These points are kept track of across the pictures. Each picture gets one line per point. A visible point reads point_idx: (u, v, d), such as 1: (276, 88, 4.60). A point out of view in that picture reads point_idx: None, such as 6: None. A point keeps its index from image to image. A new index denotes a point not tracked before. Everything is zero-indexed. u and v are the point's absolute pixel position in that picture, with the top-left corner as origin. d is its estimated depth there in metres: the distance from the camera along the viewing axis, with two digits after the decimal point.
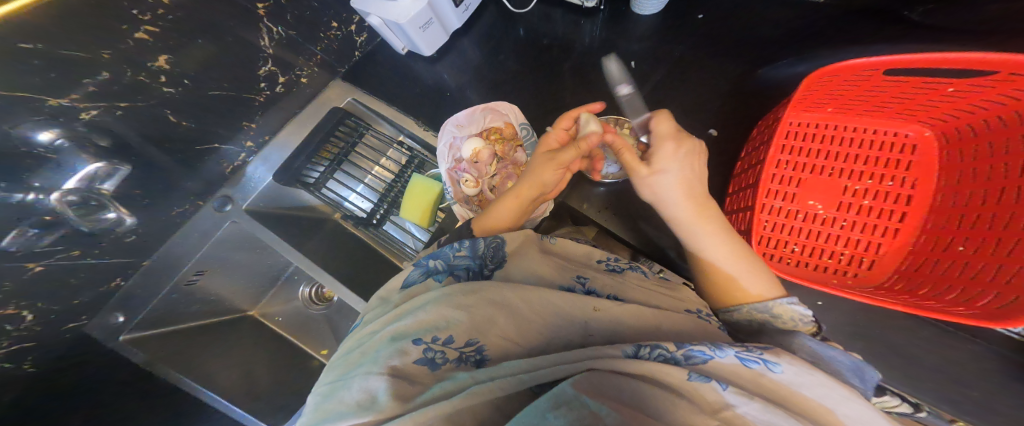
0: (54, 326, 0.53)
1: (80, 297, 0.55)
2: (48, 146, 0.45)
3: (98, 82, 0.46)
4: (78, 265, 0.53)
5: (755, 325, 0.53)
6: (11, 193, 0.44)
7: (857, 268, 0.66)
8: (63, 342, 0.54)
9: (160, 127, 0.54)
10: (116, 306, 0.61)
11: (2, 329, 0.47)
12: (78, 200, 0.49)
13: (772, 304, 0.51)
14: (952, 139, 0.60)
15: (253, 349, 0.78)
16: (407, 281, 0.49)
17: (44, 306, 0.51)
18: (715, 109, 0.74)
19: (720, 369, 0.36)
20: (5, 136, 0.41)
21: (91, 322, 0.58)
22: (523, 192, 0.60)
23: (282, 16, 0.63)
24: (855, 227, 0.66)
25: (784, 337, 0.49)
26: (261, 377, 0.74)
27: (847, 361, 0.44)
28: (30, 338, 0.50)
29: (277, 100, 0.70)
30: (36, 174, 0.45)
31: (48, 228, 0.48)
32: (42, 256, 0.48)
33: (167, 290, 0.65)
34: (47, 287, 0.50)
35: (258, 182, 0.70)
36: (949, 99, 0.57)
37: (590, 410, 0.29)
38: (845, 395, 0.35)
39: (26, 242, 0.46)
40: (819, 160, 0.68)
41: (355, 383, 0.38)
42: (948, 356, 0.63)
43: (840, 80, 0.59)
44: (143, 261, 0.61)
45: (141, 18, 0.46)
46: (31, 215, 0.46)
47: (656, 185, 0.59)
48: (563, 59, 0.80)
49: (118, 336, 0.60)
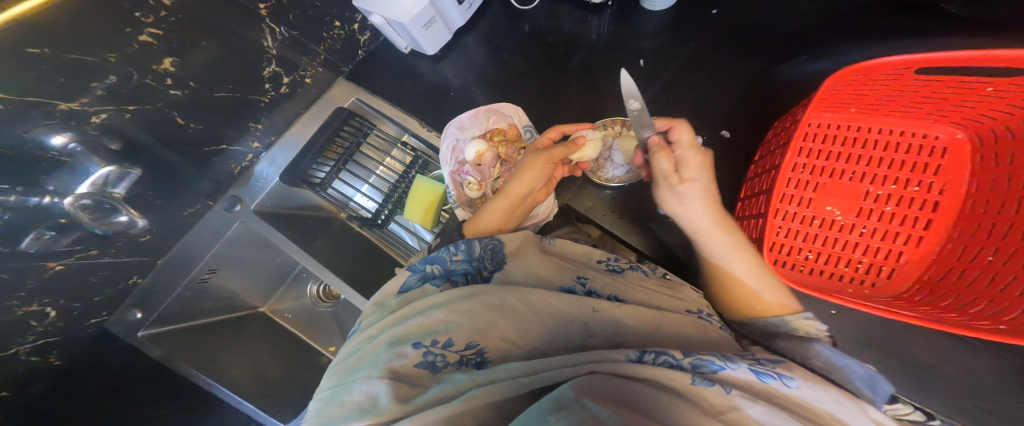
0: (77, 321, 0.54)
1: (99, 295, 0.56)
2: (61, 150, 0.44)
3: (106, 86, 0.44)
4: (94, 264, 0.53)
5: (771, 330, 0.52)
6: (28, 196, 0.43)
7: (875, 277, 0.63)
8: (86, 337, 0.56)
9: (167, 130, 0.53)
10: (134, 303, 0.61)
11: (28, 325, 0.48)
12: (92, 203, 0.48)
13: (791, 318, 0.50)
14: (986, 142, 0.56)
15: (264, 344, 0.79)
16: (403, 287, 0.48)
17: (65, 304, 0.51)
18: (724, 110, 0.72)
19: (729, 379, 0.34)
20: (20, 141, 0.40)
21: (111, 318, 0.59)
22: (512, 190, 0.59)
23: (284, 16, 0.61)
24: (876, 234, 0.63)
25: (800, 347, 0.49)
26: (272, 373, 0.75)
27: (859, 371, 0.44)
28: (54, 334, 0.51)
29: (282, 101, 0.69)
30: (51, 177, 0.44)
31: (64, 231, 0.47)
32: (61, 256, 0.48)
33: (180, 288, 0.65)
34: (66, 285, 0.51)
35: (266, 182, 0.69)
36: (984, 100, 0.54)
37: (590, 412, 0.28)
38: (855, 410, 0.33)
39: (45, 244, 0.46)
40: (838, 164, 0.65)
41: (356, 387, 0.37)
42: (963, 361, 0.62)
43: (863, 79, 0.56)
44: (157, 260, 0.62)
45: (144, 20, 0.44)
46: (46, 219, 0.45)
47: (688, 195, 0.54)
48: (570, 57, 0.79)
49: (136, 332, 0.62)
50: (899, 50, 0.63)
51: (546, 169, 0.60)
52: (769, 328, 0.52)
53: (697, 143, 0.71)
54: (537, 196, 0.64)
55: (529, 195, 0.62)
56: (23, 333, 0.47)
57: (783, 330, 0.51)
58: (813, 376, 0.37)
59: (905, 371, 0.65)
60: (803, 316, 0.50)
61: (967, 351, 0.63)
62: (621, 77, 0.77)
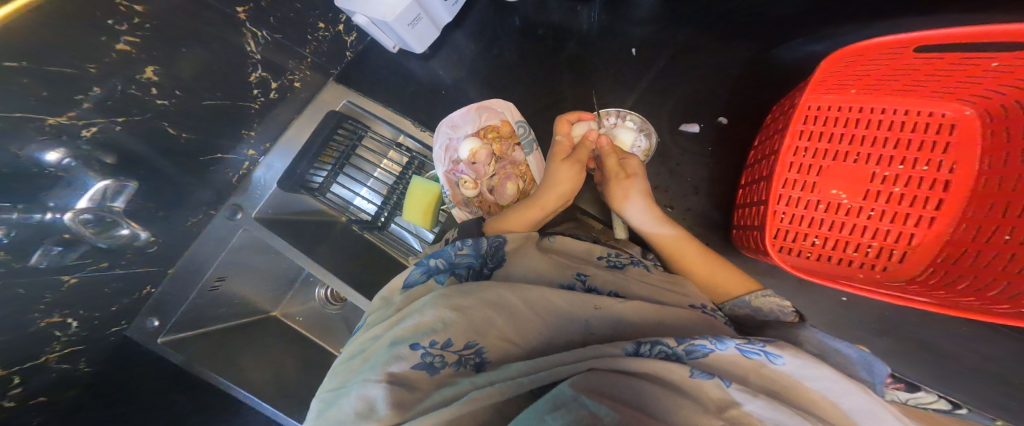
0: (99, 330, 0.53)
1: (117, 305, 0.55)
2: (57, 165, 0.41)
3: (92, 98, 0.42)
4: (107, 276, 0.52)
5: (758, 319, 0.51)
6: (29, 213, 0.41)
7: (886, 261, 0.61)
8: (109, 345, 0.55)
9: (162, 141, 0.51)
10: (150, 311, 0.60)
11: (52, 335, 0.47)
12: (94, 218, 0.46)
13: (753, 297, 0.51)
14: (996, 117, 0.54)
15: (280, 349, 0.77)
16: (408, 281, 0.47)
17: (85, 314, 0.51)
18: (720, 96, 0.71)
19: (723, 364, 0.34)
20: (15, 160, 0.38)
21: (131, 325, 0.59)
22: (548, 202, 0.60)
23: (266, 19, 0.60)
24: (885, 217, 0.61)
25: (790, 331, 0.47)
26: (290, 370, 0.73)
27: (853, 354, 0.42)
28: (79, 342, 0.50)
29: (273, 106, 0.67)
30: (49, 194, 0.42)
31: (70, 246, 0.45)
32: (75, 269, 0.47)
33: (195, 295, 0.64)
34: (82, 298, 0.49)
35: (265, 188, 0.67)
36: (992, 74, 0.51)
37: (588, 411, 0.27)
38: (849, 389, 0.32)
39: (54, 259, 0.44)
40: (842, 146, 0.63)
41: (355, 390, 0.36)
42: (975, 335, 0.62)
43: (863, 59, 0.54)
44: (168, 269, 0.61)
45: (118, 28, 0.41)
46: (50, 234, 0.43)
47: (630, 192, 0.61)
48: (560, 49, 0.77)
49: (157, 339, 0.61)
50: (899, 26, 0.61)
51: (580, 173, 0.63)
52: (752, 317, 0.51)
53: (694, 132, 0.71)
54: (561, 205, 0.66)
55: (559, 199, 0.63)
56: (49, 343, 0.47)
57: (766, 317, 0.50)
58: (806, 353, 0.35)
59: (919, 355, 0.65)
60: (763, 294, 0.50)
61: (976, 331, 0.62)
62: (614, 66, 0.75)
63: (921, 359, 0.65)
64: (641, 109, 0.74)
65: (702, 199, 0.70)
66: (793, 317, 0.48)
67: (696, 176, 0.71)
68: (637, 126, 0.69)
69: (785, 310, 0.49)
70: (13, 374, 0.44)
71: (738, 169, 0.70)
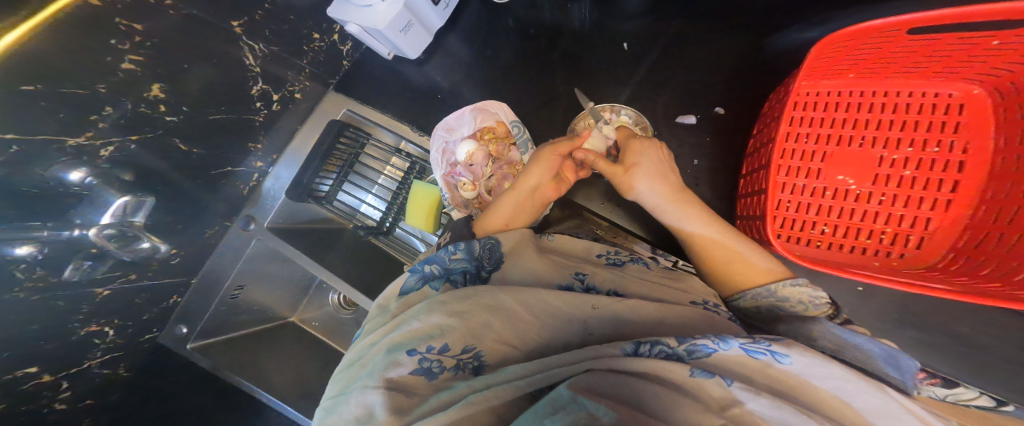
0: (134, 338, 0.56)
1: (148, 314, 0.58)
2: (81, 184, 0.43)
3: (105, 118, 0.43)
4: (137, 287, 0.54)
5: (773, 313, 0.48)
6: (60, 230, 0.43)
7: (902, 248, 0.59)
8: (143, 351, 0.58)
9: (174, 157, 0.53)
10: (178, 319, 0.63)
11: (93, 343, 0.50)
12: (116, 233, 0.47)
13: (780, 286, 0.47)
14: (1007, 94, 0.52)
15: (300, 353, 0.78)
16: (403, 289, 0.47)
17: (120, 323, 0.53)
18: (716, 86, 0.70)
19: (724, 363, 0.33)
20: (42, 181, 0.40)
21: (162, 333, 0.61)
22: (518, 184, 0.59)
23: (261, 32, 0.61)
24: (898, 202, 0.58)
25: (803, 326, 0.44)
26: (311, 373, 0.74)
27: (876, 349, 0.40)
28: (116, 349, 0.53)
29: (277, 118, 0.69)
30: (77, 212, 0.44)
31: (98, 259, 0.48)
32: (104, 282, 0.49)
33: (215, 303, 0.66)
34: (117, 307, 0.52)
35: (274, 199, 0.69)
36: (995, 53, 0.50)
37: (586, 412, 0.27)
38: (863, 386, 0.31)
39: (87, 272, 0.47)
40: (845, 130, 0.61)
41: (353, 397, 0.36)
42: (1003, 318, 0.60)
43: (858, 43, 0.53)
44: (192, 279, 0.63)
45: (121, 47, 0.43)
46: (79, 250, 0.46)
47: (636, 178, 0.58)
48: (553, 48, 0.78)
49: (185, 344, 0.63)
50: (901, 9, 0.59)
51: (550, 160, 0.59)
52: (771, 310, 0.48)
53: (691, 123, 0.70)
54: (550, 195, 0.62)
55: (539, 189, 0.60)
56: (91, 349, 0.50)
57: (784, 311, 0.47)
58: (813, 351, 0.34)
59: (945, 344, 0.62)
60: (793, 284, 0.47)
61: (1004, 320, 0.60)
62: (608, 61, 0.75)
63: (948, 347, 0.62)
64: (638, 103, 0.73)
65: (704, 191, 0.69)
66: (824, 309, 0.45)
67: (696, 167, 0.69)
68: (631, 120, 0.69)
69: (816, 300, 0.46)
70: (61, 379, 0.47)
71: (739, 159, 0.68)
